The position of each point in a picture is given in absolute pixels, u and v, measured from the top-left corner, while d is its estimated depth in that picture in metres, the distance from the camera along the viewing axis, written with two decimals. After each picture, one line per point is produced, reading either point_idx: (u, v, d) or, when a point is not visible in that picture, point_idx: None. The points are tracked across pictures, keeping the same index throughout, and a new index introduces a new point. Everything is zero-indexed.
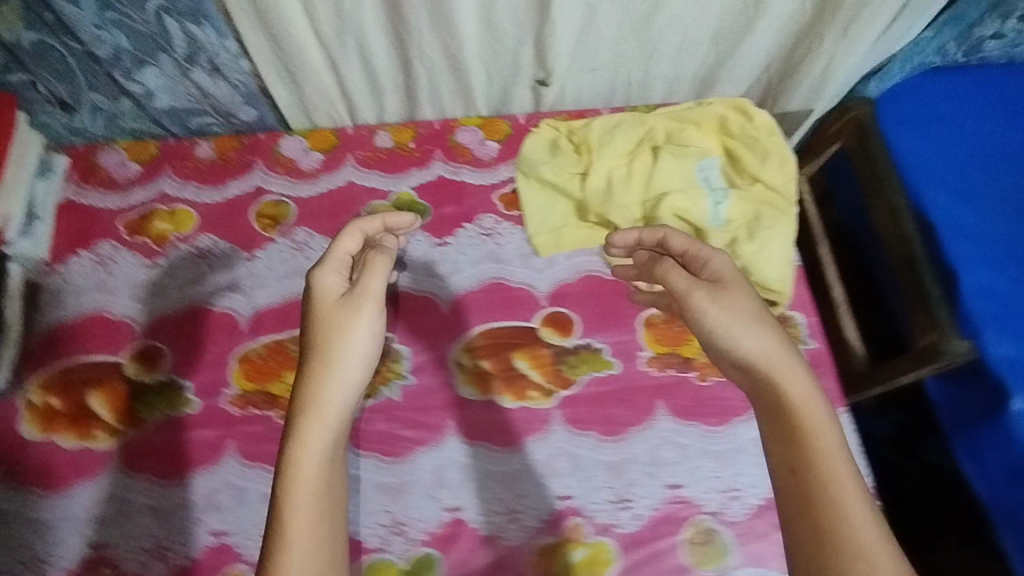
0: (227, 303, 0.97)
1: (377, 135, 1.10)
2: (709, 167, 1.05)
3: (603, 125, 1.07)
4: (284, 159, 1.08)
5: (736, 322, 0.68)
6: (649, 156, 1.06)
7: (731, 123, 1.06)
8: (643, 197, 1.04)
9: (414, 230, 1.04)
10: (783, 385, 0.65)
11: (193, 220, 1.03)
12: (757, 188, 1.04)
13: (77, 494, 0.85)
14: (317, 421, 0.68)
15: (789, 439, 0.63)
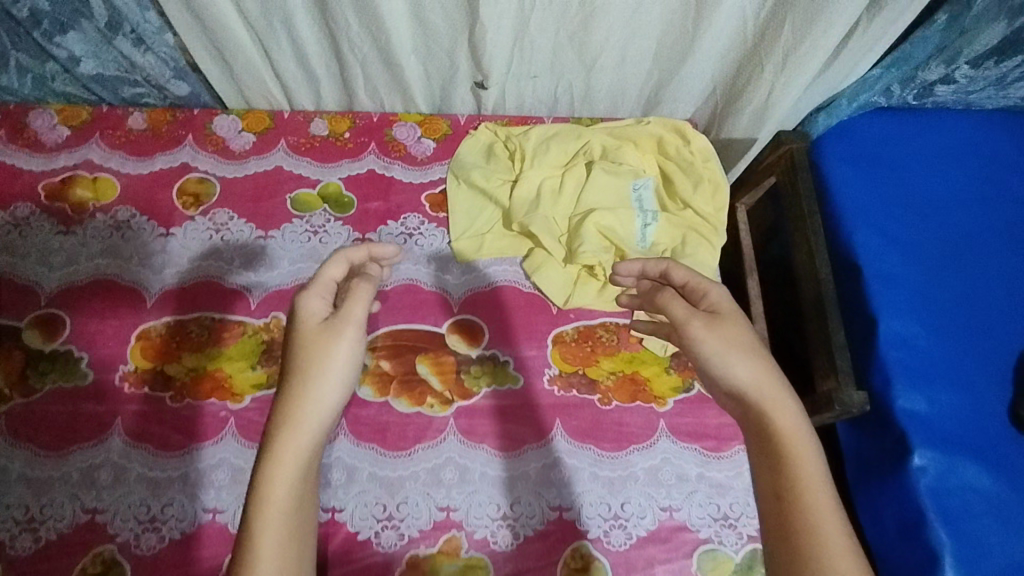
0: (136, 277, 0.96)
1: (314, 122, 1.10)
2: (643, 187, 1.04)
3: (541, 134, 1.06)
4: (216, 137, 1.07)
5: (732, 349, 0.63)
6: (581, 170, 1.05)
7: (668, 144, 1.05)
8: (570, 211, 1.03)
9: (337, 222, 1.03)
10: (774, 413, 0.61)
11: (114, 190, 1.02)
12: (688, 214, 1.03)
13: (69, 456, 0.84)
14: (295, 429, 0.60)
15: (788, 480, 0.58)
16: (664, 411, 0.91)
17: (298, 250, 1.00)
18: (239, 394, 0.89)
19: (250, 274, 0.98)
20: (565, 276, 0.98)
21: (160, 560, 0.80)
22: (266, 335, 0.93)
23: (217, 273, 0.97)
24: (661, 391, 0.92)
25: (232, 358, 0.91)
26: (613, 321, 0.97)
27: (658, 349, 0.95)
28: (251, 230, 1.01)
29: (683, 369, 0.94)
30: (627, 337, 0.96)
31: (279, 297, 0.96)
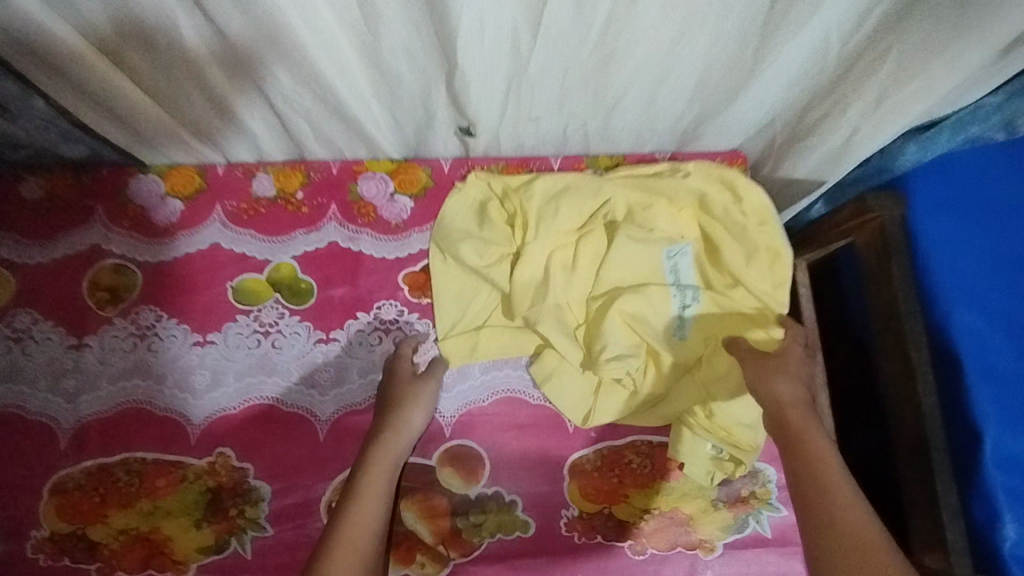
0: (45, 408, 0.77)
1: (256, 178, 0.86)
2: (680, 254, 0.80)
3: (545, 192, 0.81)
4: (132, 208, 0.84)
5: (774, 369, 0.70)
6: (602, 237, 0.81)
7: (711, 199, 0.80)
8: (588, 295, 0.79)
9: (292, 318, 0.81)
10: (801, 427, 0.65)
11: (8, 287, 0.80)
12: (738, 293, 0.78)
13: None
14: (379, 469, 0.68)
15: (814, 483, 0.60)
16: (711, 558, 0.74)
17: (245, 360, 0.79)
18: (182, 560, 0.72)
19: (187, 396, 0.78)
20: (580, 386, 0.78)
21: None
22: (213, 479, 0.75)
23: (145, 396, 0.77)
24: (704, 532, 0.75)
25: (171, 514, 0.73)
26: (644, 441, 0.78)
27: (701, 478, 0.76)
28: (185, 333, 0.80)
29: (732, 501, 0.76)
30: (661, 461, 0.78)
31: (225, 426, 0.77)
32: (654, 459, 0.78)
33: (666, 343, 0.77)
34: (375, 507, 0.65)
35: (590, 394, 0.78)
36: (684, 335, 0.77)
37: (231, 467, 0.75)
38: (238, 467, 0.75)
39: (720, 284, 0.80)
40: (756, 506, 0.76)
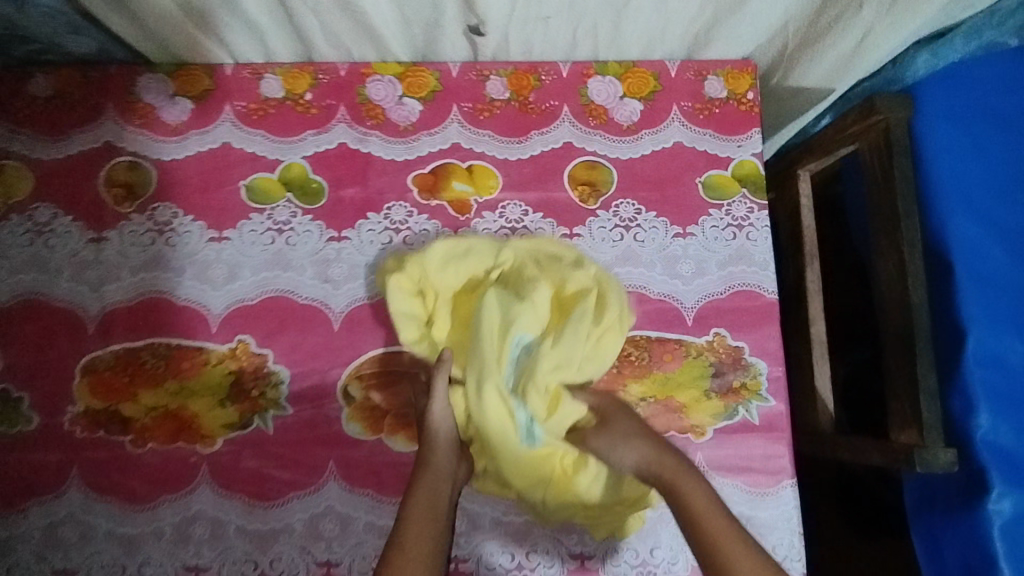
0: (71, 296, 0.80)
1: (265, 79, 0.86)
2: (520, 346, 0.69)
3: (441, 255, 0.76)
4: (143, 107, 0.85)
5: (619, 438, 0.66)
6: (490, 312, 0.70)
7: (569, 299, 0.73)
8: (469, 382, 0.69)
9: (304, 216, 0.84)
10: (675, 478, 0.61)
11: (27, 181, 0.82)
12: (556, 369, 0.69)
13: (26, 512, 0.75)
14: (426, 488, 0.62)
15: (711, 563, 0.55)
16: (702, 443, 0.80)
17: (261, 255, 0.82)
18: (207, 435, 0.77)
19: (206, 288, 0.81)
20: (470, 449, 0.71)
21: None
22: (233, 363, 0.79)
23: (166, 287, 0.81)
24: (696, 419, 0.80)
25: (197, 394, 0.78)
26: (643, 335, 0.82)
27: (693, 369, 0.81)
28: (201, 230, 0.83)
29: (724, 392, 0.81)
30: (658, 355, 0.82)
31: (244, 315, 0.81)
32: (650, 353, 0.82)
33: (514, 444, 0.68)
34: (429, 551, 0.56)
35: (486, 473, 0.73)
36: (530, 438, 0.69)
37: (251, 353, 0.80)
38: (257, 353, 0.80)
39: (553, 362, 0.69)
40: (748, 397, 0.81)
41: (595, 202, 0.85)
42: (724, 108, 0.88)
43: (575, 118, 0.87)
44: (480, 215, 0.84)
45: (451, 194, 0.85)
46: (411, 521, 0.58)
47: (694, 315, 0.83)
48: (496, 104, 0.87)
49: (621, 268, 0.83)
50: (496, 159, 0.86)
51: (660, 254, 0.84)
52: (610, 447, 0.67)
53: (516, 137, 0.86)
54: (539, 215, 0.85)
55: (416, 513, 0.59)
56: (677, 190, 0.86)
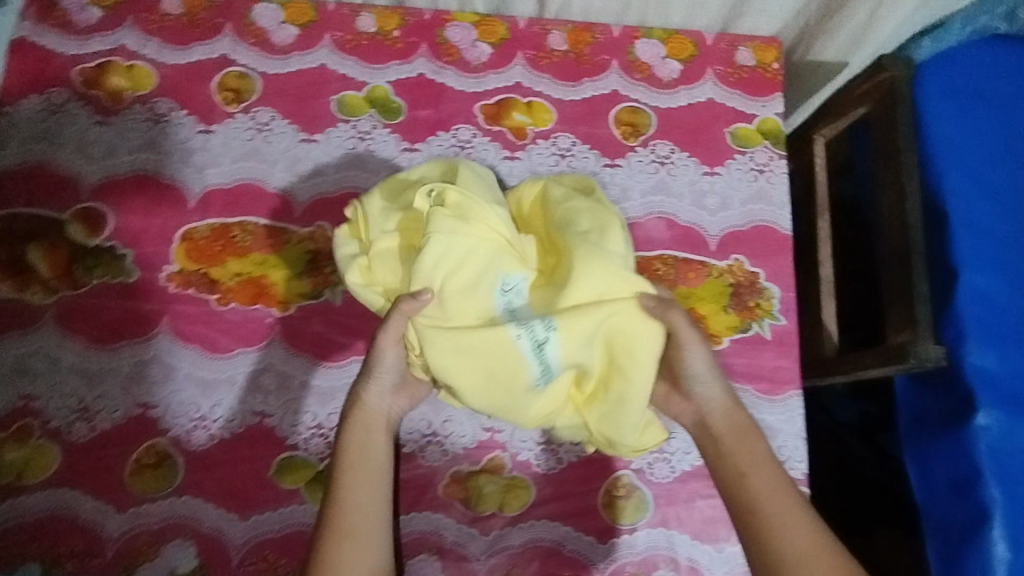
0: (178, 175, 0.92)
1: (361, 16, 1.00)
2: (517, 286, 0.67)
3: (381, 208, 0.73)
4: (256, 29, 0.98)
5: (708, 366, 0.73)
6: (473, 250, 0.66)
7: (528, 211, 0.75)
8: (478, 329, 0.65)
9: (384, 129, 0.96)
10: (750, 436, 0.71)
11: (151, 79, 0.95)
12: (594, 297, 0.66)
13: (118, 351, 0.84)
14: (356, 455, 0.71)
15: (747, 516, 0.67)
16: (719, 349, 0.89)
17: (344, 157, 0.94)
18: (283, 302, 0.88)
19: (294, 180, 0.93)
20: (487, 405, 0.68)
21: (212, 456, 0.81)
22: (312, 244, 0.90)
23: (259, 176, 0.92)
24: (715, 329, 0.90)
25: (278, 266, 0.89)
26: (672, 254, 0.93)
27: (715, 287, 0.92)
28: (294, 132, 0.95)
29: (741, 309, 0.91)
30: (684, 273, 0.92)
31: (326, 205, 0.92)
32: (678, 270, 0.92)
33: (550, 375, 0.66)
34: (361, 513, 0.68)
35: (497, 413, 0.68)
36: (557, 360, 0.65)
37: (328, 237, 0.91)
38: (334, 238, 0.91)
39: (579, 293, 0.65)
40: (762, 314, 0.91)
41: (635, 140, 0.98)
42: (752, 74, 1.02)
43: (623, 71, 1.01)
44: (535, 143, 0.97)
45: (511, 122, 0.97)
46: (342, 482, 0.69)
47: (716, 241, 0.94)
48: (555, 53, 1.01)
49: (654, 196, 0.95)
50: (552, 98, 0.99)
51: (689, 188, 0.96)
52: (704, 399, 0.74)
53: (570, 82, 1.00)
54: (586, 147, 0.97)
55: (346, 474, 0.70)
56: (707, 136, 0.98)
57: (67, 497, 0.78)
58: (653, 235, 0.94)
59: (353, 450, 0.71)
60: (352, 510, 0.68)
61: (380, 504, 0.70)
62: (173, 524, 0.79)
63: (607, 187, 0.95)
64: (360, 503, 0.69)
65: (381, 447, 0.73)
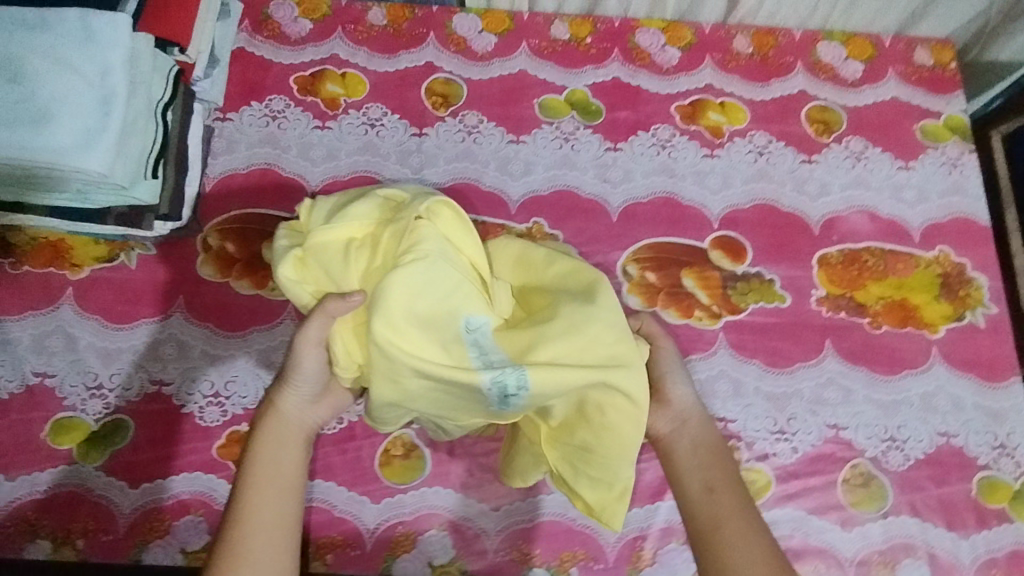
0: (396, 175, 0.94)
1: (555, 25, 1.04)
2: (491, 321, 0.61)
3: (334, 208, 0.66)
4: (457, 37, 1.02)
5: (672, 374, 0.70)
6: (446, 271, 0.60)
7: (502, 256, 0.69)
8: (438, 356, 0.58)
9: (587, 130, 0.98)
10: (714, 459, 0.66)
11: (363, 86, 0.99)
12: (585, 347, 0.58)
13: None
14: (265, 455, 0.64)
15: (708, 532, 0.61)
16: (937, 339, 0.90)
17: (551, 156, 0.96)
18: None
19: (507, 179, 0.95)
20: (429, 414, 0.63)
21: (457, 447, 0.80)
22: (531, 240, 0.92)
23: (474, 175, 0.95)
24: (931, 319, 0.91)
25: None
26: (879, 246, 0.94)
27: (926, 277, 0.93)
28: (502, 133, 0.97)
29: (953, 299, 0.92)
30: (893, 264, 0.93)
31: (540, 202, 0.94)
32: (887, 261, 0.93)
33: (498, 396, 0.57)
34: (276, 521, 0.60)
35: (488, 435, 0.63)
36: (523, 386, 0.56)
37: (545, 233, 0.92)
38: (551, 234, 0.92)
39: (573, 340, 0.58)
40: (974, 303, 0.92)
41: (829, 137, 1.00)
42: (932, 73, 1.05)
43: (808, 72, 1.04)
44: (733, 141, 0.99)
45: (708, 122, 1.00)
46: (247, 490, 0.62)
47: (920, 234, 0.95)
48: (741, 56, 1.04)
49: (854, 190, 0.97)
50: (743, 98, 1.02)
51: (887, 182, 0.98)
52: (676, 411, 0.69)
53: (759, 83, 1.03)
54: (782, 144, 0.99)
55: (253, 486, 0.62)
56: (896, 133, 1.01)
57: (321, 486, 0.78)
58: (858, 227, 0.95)
59: (262, 458, 0.64)
60: (265, 516, 0.60)
61: (291, 523, 0.61)
62: (426, 514, 0.78)
63: (807, 182, 0.97)
64: (273, 476, 0.63)
65: (294, 456, 0.66)
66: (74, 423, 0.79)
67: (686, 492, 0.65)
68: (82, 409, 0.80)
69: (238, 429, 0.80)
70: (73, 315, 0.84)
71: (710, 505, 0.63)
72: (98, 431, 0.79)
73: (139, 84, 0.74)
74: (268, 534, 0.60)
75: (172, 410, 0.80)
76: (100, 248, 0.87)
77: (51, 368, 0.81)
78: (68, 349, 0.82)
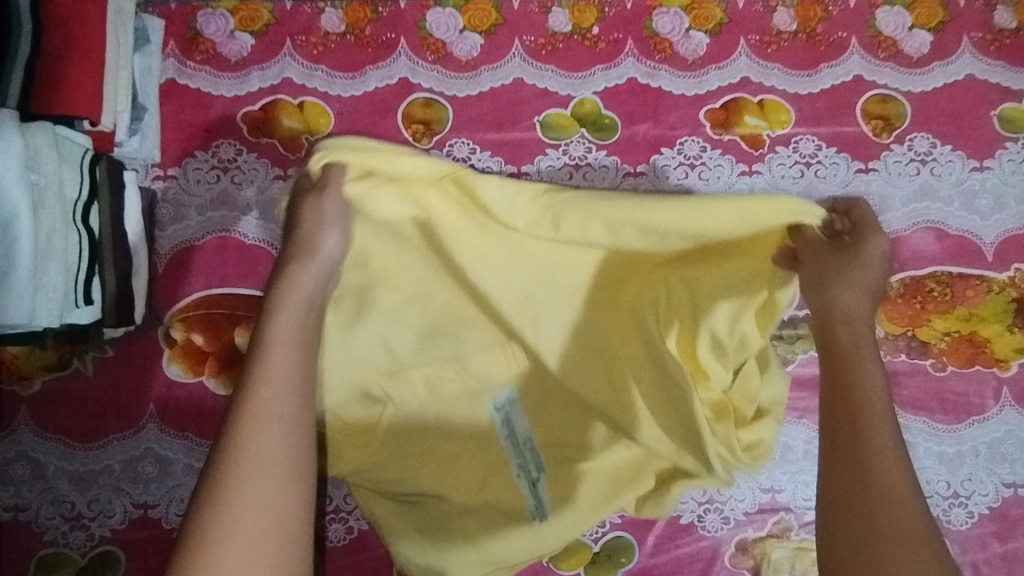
0: None
1: (553, 14, 0.84)
2: (510, 402, 0.72)
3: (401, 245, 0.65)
4: (433, 41, 0.83)
5: (862, 266, 0.62)
6: (496, 290, 0.66)
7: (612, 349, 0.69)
8: (466, 501, 0.72)
9: (599, 151, 0.82)
10: (852, 350, 0.59)
11: (328, 117, 0.81)
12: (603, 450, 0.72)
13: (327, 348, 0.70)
14: (293, 299, 0.59)
15: (848, 418, 0.56)
16: (1007, 376, 0.79)
17: None
18: None
19: None
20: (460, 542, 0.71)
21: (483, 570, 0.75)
22: None
23: None
24: (1001, 353, 0.80)
25: None
26: (945, 271, 0.81)
27: (998, 304, 0.80)
28: (499, 166, 0.81)
29: None
30: (962, 292, 0.80)
31: None
32: (956, 289, 0.80)
33: (527, 531, 0.71)
34: (272, 388, 0.55)
35: (483, 564, 0.71)
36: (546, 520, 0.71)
37: None
38: None
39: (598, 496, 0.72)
40: None
41: (889, 136, 0.83)
42: (1013, 40, 0.86)
43: (865, 50, 0.85)
44: (774, 151, 0.82)
45: (745, 129, 0.83)
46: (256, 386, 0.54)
47: (994, 251, 0.82)
48: (784, 36, 0.85)
49: (918, 203, 0.82)
50: (787, 93, 0.84)
51: (957, 189, 0.83)
52: (866, 285, 0.62)
53: (805, 70, 0.84)
54: (833, 150, 0.83)
55: (247, 419, 0.53)
56: (971, 123, 0.84)
57: None
58: (922, 249, 0.81)
59: (257, 385, 0.54)
60: (265, 463, 0.52)
61: (288, 404, 0.54)
62: None
63: (864, 198, 0.82)
64: (265, 403, 0.54)
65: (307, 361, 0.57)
66: (62, 560, 0.73)
67: (838, 394, 0.58)
68: (65, 543, 0.73)
69: None
70: (33, 437, 0.74)
71: (844, 401, 0.57)
72: (87, 567, 0.72)
73: (44, 188, 0.62)
74: (271, 412, 0.54)
75: (164, 535, 0.74)
76: (49, 355, 0.76)
77: (22, 500, 0.73)
78: (36, 477, 0.74)
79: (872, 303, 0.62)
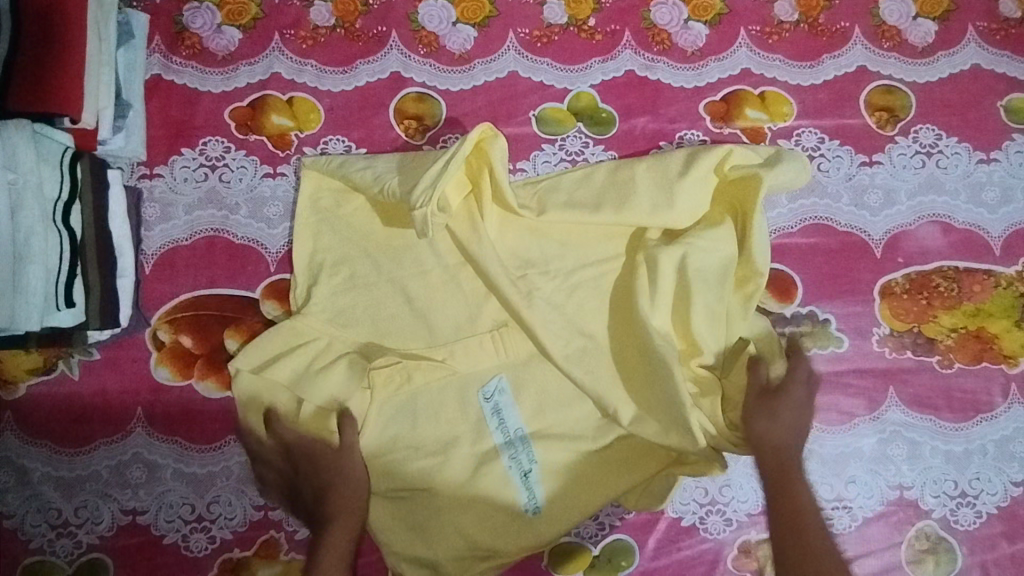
0: None
1: (548, 5, 0.82)
2: (498, 390, 0.73)
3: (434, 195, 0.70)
4: (426, 34, 0.81)
5: (787, 409, 0.67)
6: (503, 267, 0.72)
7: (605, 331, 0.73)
8: (457, 495, 0.70)
9: (596, 145, 0.80)
10: (786, 474, 0.64)
11: (318, 113, 0.79)
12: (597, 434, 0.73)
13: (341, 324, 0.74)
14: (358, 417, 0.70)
15: (793, 530, 0.59)
16: (1015, 372, 0.78)
17: None
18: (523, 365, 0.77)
19: None
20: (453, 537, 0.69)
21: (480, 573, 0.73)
22: None
23: None
24: (1009, 349, 0.78)
25: None
26: (952, 266, 0.79)
27: (1006, 299, 0.78)
28: None
29: None
30: (969, 287, 0.79)
31: None
32: (963, 284, 0.79)
33: (518, 524, 0.70)
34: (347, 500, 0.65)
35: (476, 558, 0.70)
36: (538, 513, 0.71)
37: None
38: None
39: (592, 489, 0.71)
40: None
41: (893, 128, 0.81)
42: (1019, 28, 0.84)
43: (868, 40, 0.83)
44: (776, 144, 0.80)
45: (746, 122, 0.81)
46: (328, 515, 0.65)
47: (1001, 244, 0.80)
48: (785, 26, 0.83)
49: (924, 196, 0.80)
50: (788, 85, 0.82)
51: (964, 181, 0.81)
52: (794, 405, 0.67)
53: (807, 61, 0.82)
54: (836, 143, 0.81)
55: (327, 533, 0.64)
56: (978, 114, 0.82)
57: None
58: (928, 243, 0.79)
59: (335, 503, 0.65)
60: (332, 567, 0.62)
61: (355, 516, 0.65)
62: None
63: (868, 191, 0.80)
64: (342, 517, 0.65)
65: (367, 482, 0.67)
66: (48, 568, 0.71)
67: (778, 508, 0.61)
68: (51, 551, 0.71)
69: (231, 556, 0.72)
70: (17, 443, 0.73)
71: (775, 454, 0.65)
72: None
73: (22, 188, 0.61)
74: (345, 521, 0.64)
75: (153, 542, 0.72)
76: (33, 359, 0.74)
77: (7, 508, 0.72)
78: (21, 484, 0.72)
79: (795, 436, 0.66)
